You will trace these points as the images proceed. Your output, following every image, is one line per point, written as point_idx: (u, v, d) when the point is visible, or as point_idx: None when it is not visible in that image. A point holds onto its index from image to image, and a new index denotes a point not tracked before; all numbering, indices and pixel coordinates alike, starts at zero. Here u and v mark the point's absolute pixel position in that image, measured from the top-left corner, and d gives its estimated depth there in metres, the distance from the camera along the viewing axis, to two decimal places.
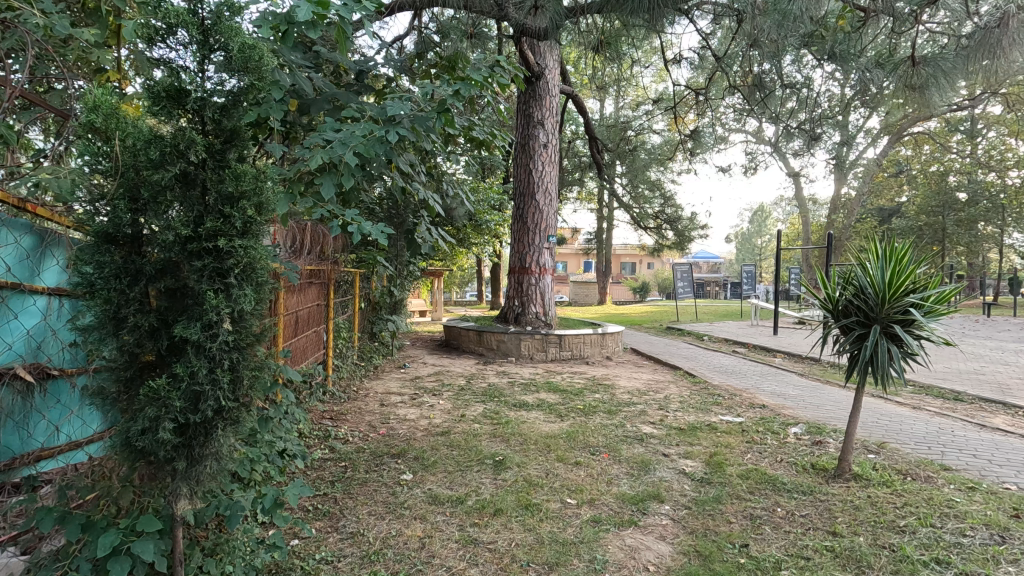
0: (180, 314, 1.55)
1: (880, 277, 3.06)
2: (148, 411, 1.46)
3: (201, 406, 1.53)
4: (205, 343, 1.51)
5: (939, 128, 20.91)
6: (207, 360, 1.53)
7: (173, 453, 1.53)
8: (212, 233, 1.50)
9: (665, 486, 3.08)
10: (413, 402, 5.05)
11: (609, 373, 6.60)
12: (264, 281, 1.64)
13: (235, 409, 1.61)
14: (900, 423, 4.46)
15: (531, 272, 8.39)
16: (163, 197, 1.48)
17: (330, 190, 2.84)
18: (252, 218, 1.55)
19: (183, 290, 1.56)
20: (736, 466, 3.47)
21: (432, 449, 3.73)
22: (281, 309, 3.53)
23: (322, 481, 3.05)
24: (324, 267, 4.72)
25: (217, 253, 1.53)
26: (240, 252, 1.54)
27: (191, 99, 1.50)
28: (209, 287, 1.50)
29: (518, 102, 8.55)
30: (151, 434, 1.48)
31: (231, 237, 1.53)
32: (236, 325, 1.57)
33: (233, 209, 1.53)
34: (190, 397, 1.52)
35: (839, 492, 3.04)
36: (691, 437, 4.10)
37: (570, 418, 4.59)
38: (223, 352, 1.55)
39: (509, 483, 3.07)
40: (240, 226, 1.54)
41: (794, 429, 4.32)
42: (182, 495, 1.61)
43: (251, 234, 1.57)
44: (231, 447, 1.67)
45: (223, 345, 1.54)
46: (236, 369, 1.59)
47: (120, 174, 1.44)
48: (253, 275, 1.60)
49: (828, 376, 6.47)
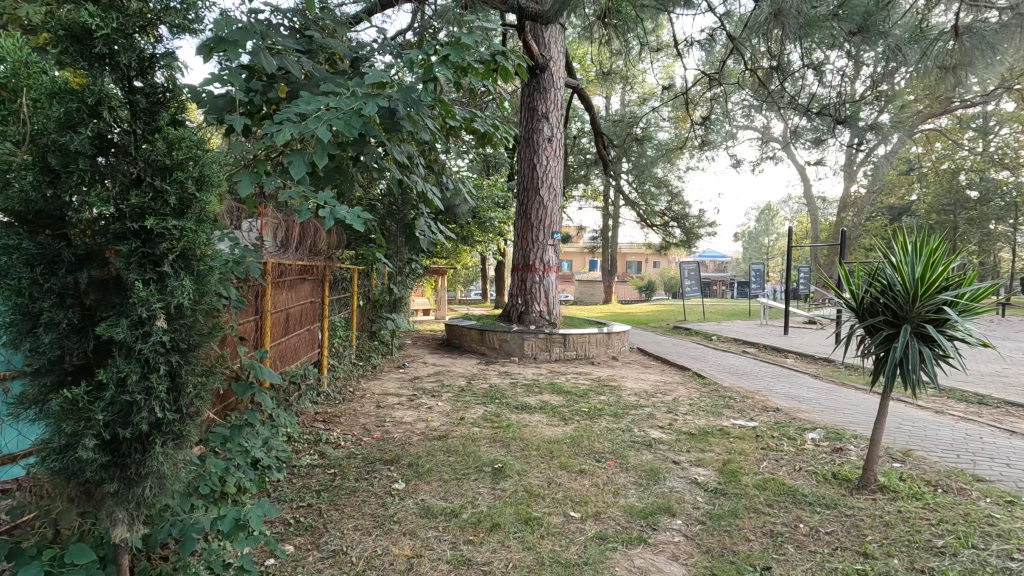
0: (109, 310, 1.50)
1: (911, 272, 2.82)
2: (67, 427, 1.39)
3: (132, 419, 1.46)
4: (135, 345, 1.45)
5: (950, 125, 20.56)
6: (139, 365, 1.47)
7: (103, 474, 1.46)
8: (140, 211, 1.46)
9: (676, 498, 2.86)
10: (411, 404, 4.85)
11: (615, 374, 6.37)
12: (204, 270, 1.59)
13: (175, 423, 1.56)
14: (925, 429, 4.21)
15: (535, 270, 8.17)
16: (75, 164, 1.39)
17: (299, 167, 2.57)
18: (186, 195, 1.52)
19: (116, 282, 1.52)
20: (752, 475, 3.24)
21: (428, 454, 3.52)
22: (266, 306, 3.34)
23: (307, 491, 2.85)
24: (318, 263, 4.53)
25: (147, 236, 1.49)
26: (174, 234, 1.50)
27: (109, 48, 1.41)
28: (139, 277, 1.46)
29: (521, 94, 8.32)
30: (71, 454, 1.41)
31: (163, 216, 1.49)
32: (173, 323, 1.52)
33: (164, 184, 1.49)
34: (119, 409, 1.46)
35: (866, 506, 2.81)
36: (702, 443, 3.87)
37: (574, 421, 4.37)
38: (157, 356, 1.49)
39: (508, 494, 2.86)
40: (173, 205, 1.50)
41: (811, 434, 4.08)
42: (120, 521, 1.51)
43: (187, 214, 1.54)
44: (174, 464, 1.59)
45: (156, 348, 1.48)
46: (176, 376, 1.55)
47: (28, 139, 1.35)
48: (190, 263, 1.56)
49: (843, 378, 6.22)
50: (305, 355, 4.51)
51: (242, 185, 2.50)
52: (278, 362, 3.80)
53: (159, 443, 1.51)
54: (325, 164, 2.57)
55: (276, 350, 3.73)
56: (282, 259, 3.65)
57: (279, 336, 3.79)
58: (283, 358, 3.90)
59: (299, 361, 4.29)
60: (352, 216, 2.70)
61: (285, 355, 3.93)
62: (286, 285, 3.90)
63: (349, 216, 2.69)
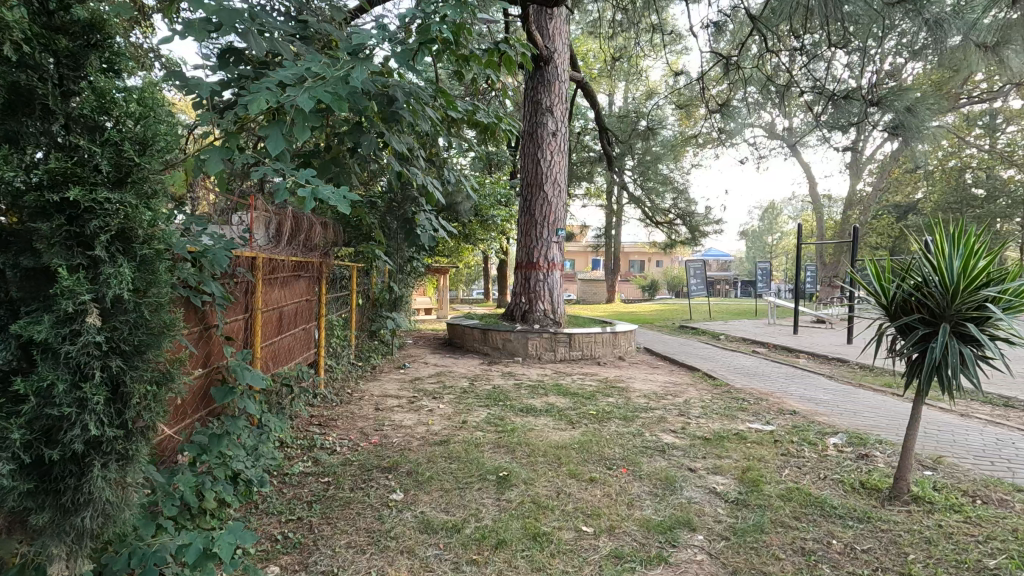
0: (35, 303, 1.41)
1: (948, 267, 2.62)
2: None
3: (63, 439, 1.38)
4: (66, 350, 1.37)
5: (958, 121, 20.32)
6: (71, 373, 1.39)
7: (31, 502, 1.37)
8: (67, 178, 1.40)
9: (695, 510, 2.65)
10: (411, 407, 4.65)
11: (622, 375, 6.16)
12: (145, 257, 1.54)
13: (116, 440, 1.49)
14: (953, 433, 3.99)
15: (539, 267, 7.96)
16: None
17: (273, 143, 2.32)
18: (123, 162, 1.49)
19: (42, 272, 1.43)
20: (775, 484, 3.03)
21: (429, 461, 3.32)
22: (257, 305, 3.15)
23: (298, 502, 2.64)
24: (315, 259, 4.34)
25: (75, 211, 1.43)
26: (108, 204, 1.45)
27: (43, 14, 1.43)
28: (70, 260, 1.40)
29: (524, 88, 8.12)
30: None
31: (95, 183, 1.45)
32: (108, 321, 1.46)
33: (98, 153, 1.45)
34: (47, 426, 1.37)
35: (901, 519, 2.60)
36: (719, 449, 3.66)
37: (582, 425, 4.17)
38: (91, 363, 1.42)
39: (514, 506, 2.65)
40: (106, 173, 1.47)
41: (833, 439, 3.87)
42: (57, 558, 1.42)
43: (123, 185, 1.52)
44: (116, 492, 1.51)
45: (91, 353, 1.41)
46: (117, 389, 1.49)
47: None
48: (130, 244, 1.52)
49: (859, 379, 6.00)
50: (300, 356, 4.33)
51: (210, 160, 2.14)
52: (271, 364, 3.61)
53: (99, 466, 1.44)
54: (305, 136, 2.33)
55: (269, 350, 3.55)
56: (276, 255, 3.47)
57: (271, 337, 3.61)
58: (276, 359, 3.71)
59: (293, 362, 4.11)
60: (337, 197, 2.39)
61: (278, 356, 3.75)
62: (279, 282, 3.71)
63: (334, 197, 2.38)
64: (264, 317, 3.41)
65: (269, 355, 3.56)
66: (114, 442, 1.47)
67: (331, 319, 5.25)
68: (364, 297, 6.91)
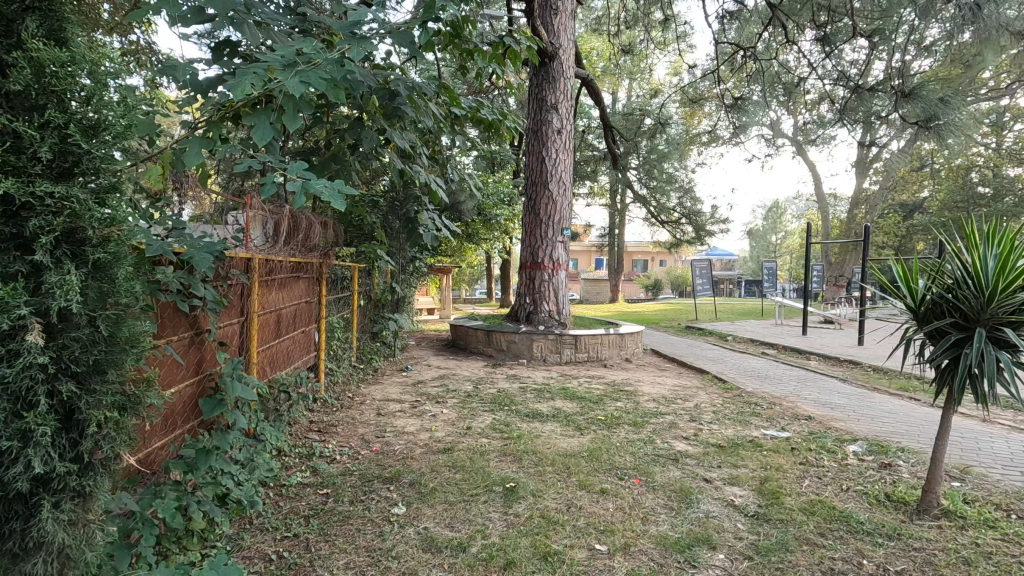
0: None
1: (983, 266, 2.48)
2: None
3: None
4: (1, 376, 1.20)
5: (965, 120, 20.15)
6: (10, 400, 1.23)
7: None
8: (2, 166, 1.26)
9: (714, 526, 2.50)
10: (414, 412, 4.51)
11: (630, 378, 6.01)
12: (96, 259, 1.38)
13: (68, 475, 1.36)
14: (978, 440, 3.84)
15: (544, 267, 7.82)
16: None
17: (262, 132, 2.19)
18: (69, 154, 1.34)
19: None
20: (796, 497, 2.89)
21: (432, 471, 3.18)
22: (254, 309, 3.03)
23: (295, 517, 2.51)
24: (315, 260, 4.21)
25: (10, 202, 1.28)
26: (49, 197, 1.31)
27: None
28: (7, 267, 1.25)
29: (529, 84, 7.96)
30: None
31: (34, 173, 1.30)
32: (53, 338, 1.32)
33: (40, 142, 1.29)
34: None
35: (934, 537, 2.45)
36: (734, 457, 3.51)
37: (590, 431, 4.02)
38: (33, 388, 1.27)
39: (522, 521, 2.51)
40: (47, 162, 1.32)
41: (852, 447, 3.72)
42: None
43: (68, 177, 1.37)
44: (75, 531, 1.38)
45: (33, 378, 1.26)
46: (67, 415, 1.36)
47: None
48: (80, 247, 1.37)
49: (874, 382, 5.84)
50: (299, 359, 4.21)
51: (188, 152, 2.02)
52: (267, 369, 3.49)
53: (48, 507, 1.31)
54: (295, 125, 2.20)
55: (266, 356, 3.43)
56: (273, 256, 3.34)
57: (269, 341, 3.49)
58: (273, 364, 3.59)
59: (292, 366, 3.98)
60: (329, 190, 2.17)
61: (276, 361, 3.64)
62: (277, 284, 3.59)
63: (328, 190, 2.15)
64: (260, 321, 3.29)
65: (267, 360, 3.44)
66: (69, 478, 1.35)
67: (331, 321, 5.11)
68: (366, 298, 6.78)
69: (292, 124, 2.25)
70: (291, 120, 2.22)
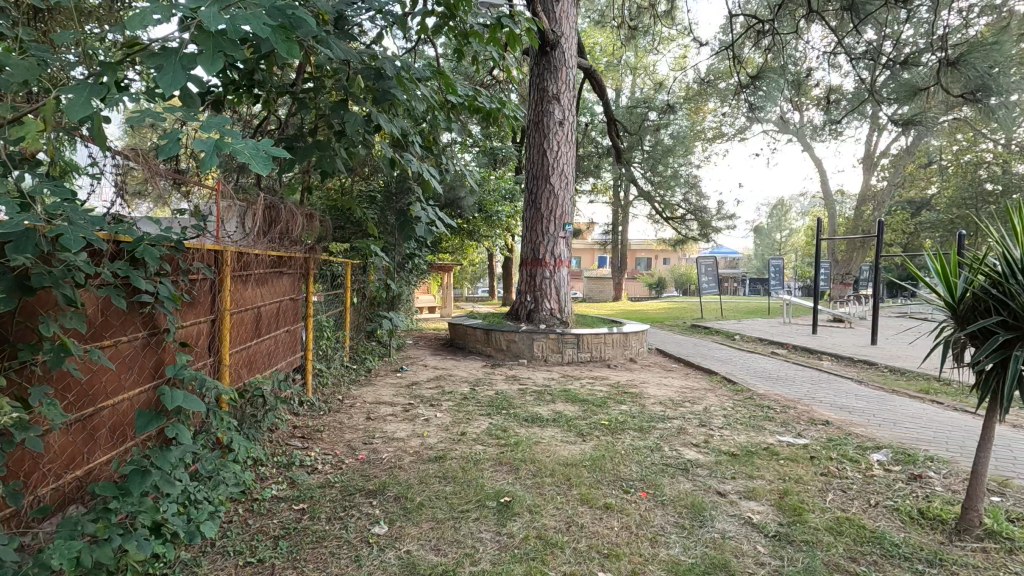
0: None
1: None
2: None
3: None
4: None
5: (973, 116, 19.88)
6: None
7: None
8: None
9: (731, 549, 2.25)
10: (406, 416, 4.25)
11: (636, 379, 5.74)
12: None
13: None
14: (1013, 449, 3.55)
15: (545, 264, 7.54)
16: None
17: (166, 80, 1.55)
18: None
19: None
20: (820, 514, 2.61)
21: (421, 483, 2.92)
22: (225, 306, 2.79)
23: (263, 538, 2.24)
24: (299, 254, 3.96)
25: None
26: None
27: None
28: None
29: (529, 74, 7.69)
30: None
31: None
32: None
33: None
34: None
35: (981, 563, 2.17)
36: (749, 467, 3.24)
37: (593, 438, 3.76)
38: None
39: (515, 544, 2.25)
40: None
41: (877, 456, 3.44)
42: None
43: None
44: None
45: None
46: None
47: None
48: None
49: (892, 384, 5.56)
50: (283, 360, 3.97)
51: (71, 102, 1.41)
52: (245, 371, 3.25)
53: None
54: (214, 71, 1.55)
55: (242, 357, 3.18)
56: (248, 250, 3.08)
57: (246, 342, 3.24)
58: (251, 367, 3.34)
59: (274, 368, 3.74)
60: (250, 150, 1.56)
61: (254, 363, 3.39)
62: (254, 280, 3.34)
63: (247, 150, 1.56)
64: (234, 319, 3.04)
65: (243, 362, 3.20)
66: None
67: (321, 320, 4.86)
68: (359, 296, 6.52)
69: (209, 64, 1.58)
70: (206, 66, 1.56)
